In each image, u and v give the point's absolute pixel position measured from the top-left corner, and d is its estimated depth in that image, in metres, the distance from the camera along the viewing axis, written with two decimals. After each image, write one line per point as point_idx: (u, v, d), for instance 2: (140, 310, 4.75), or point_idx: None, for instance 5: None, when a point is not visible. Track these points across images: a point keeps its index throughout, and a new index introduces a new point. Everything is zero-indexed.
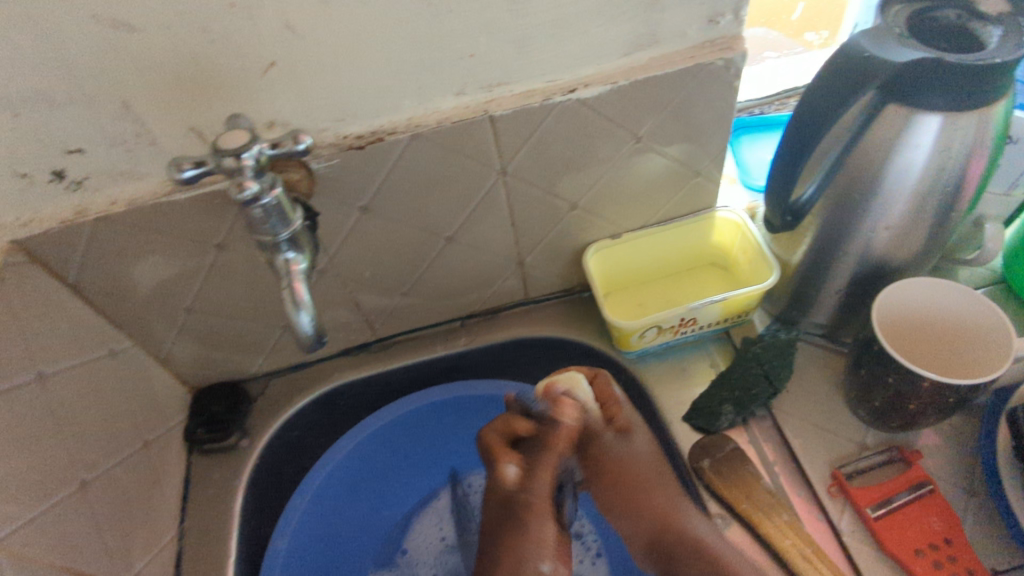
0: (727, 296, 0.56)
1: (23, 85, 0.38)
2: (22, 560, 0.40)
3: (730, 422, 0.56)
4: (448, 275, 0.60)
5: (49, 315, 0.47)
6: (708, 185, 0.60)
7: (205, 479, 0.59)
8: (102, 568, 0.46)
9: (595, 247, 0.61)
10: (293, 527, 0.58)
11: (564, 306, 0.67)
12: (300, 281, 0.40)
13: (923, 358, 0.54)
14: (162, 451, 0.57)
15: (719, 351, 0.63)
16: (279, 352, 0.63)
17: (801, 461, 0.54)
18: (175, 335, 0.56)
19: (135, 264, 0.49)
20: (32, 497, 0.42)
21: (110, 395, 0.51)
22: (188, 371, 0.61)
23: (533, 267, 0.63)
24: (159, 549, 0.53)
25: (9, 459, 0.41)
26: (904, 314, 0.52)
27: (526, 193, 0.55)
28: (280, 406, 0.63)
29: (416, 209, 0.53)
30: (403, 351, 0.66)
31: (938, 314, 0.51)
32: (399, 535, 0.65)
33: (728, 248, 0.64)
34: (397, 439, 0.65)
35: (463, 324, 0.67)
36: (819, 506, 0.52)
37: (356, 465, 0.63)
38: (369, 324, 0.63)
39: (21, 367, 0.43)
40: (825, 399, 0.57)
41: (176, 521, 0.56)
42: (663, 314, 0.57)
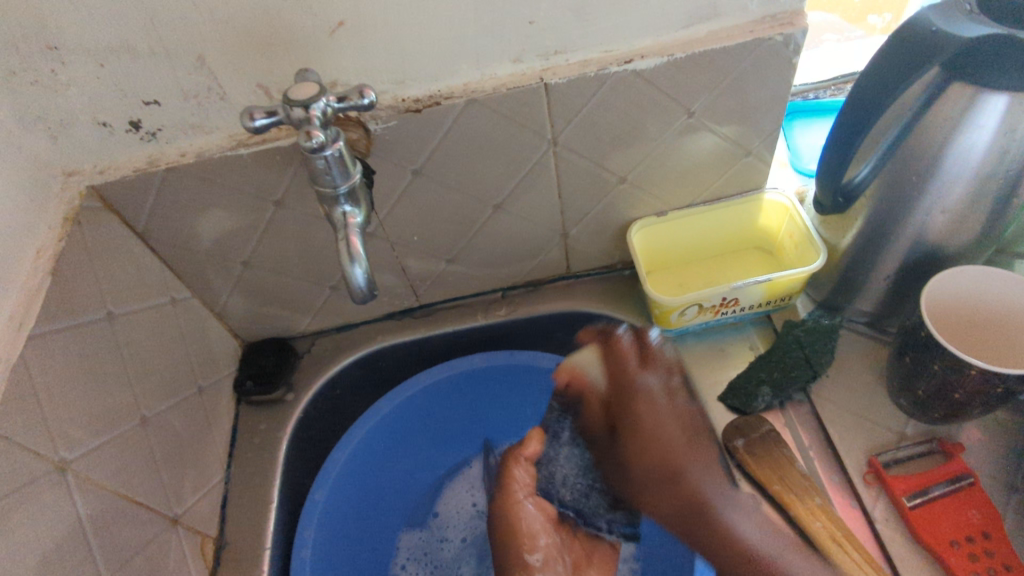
0: (771, 277, 0.56)
1: (109, 35, 0.40)
2: (87, 482, 0.43)
3: (766, 404, 0.56)
4: (493, 244, 0.61)
5: (118, 258, 0.49)
6: (759, 166, 0.59)
7: (251, 428, 0.62)
8: (157, 500, 0.49)
9: (640, 223, 0.62)
10: (331, 481, 0.60)
11: (605, 282, 0.68)
12: (355, 235, 0.42)
13: (974, 346, 0.53)
14: (214, 399, 0.60)
15: (759, 334, 0.62)
16: (326, 312, 0.65)
17: (838, 446, 0.53)
18: (231, 288, 0.59)
19: (198, 216, 0.52)
20: (99, 426, 0.45)
21: (169, 339, 0.54)
22: (240, 324, 0.63)
23: (576, 241, 0.63)
24: (207, 489, 0.56)
25: (81, 388, 0.44)
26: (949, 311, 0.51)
27: (575, 165, 0.55)
28: (324, 364, 0.65)
29: (467, 175, 0.54)
30: (445, 318, 0.67)
31: (991, 304, 0.50)
32: (430, 500, 0.68)
33: (775, 232, 0.64)
34: (434, 404, 0.66)
35: (505, 296, 0.68)
36: (854, 492, 0.51)
37: (394, 425, 0.65)
38: (414, 289, 0.64)
39: (93, 305, 0.46)
40: (866, 388, 0.56)
41: (224, 466, 0.59)
42: (705, 292, 0.57)
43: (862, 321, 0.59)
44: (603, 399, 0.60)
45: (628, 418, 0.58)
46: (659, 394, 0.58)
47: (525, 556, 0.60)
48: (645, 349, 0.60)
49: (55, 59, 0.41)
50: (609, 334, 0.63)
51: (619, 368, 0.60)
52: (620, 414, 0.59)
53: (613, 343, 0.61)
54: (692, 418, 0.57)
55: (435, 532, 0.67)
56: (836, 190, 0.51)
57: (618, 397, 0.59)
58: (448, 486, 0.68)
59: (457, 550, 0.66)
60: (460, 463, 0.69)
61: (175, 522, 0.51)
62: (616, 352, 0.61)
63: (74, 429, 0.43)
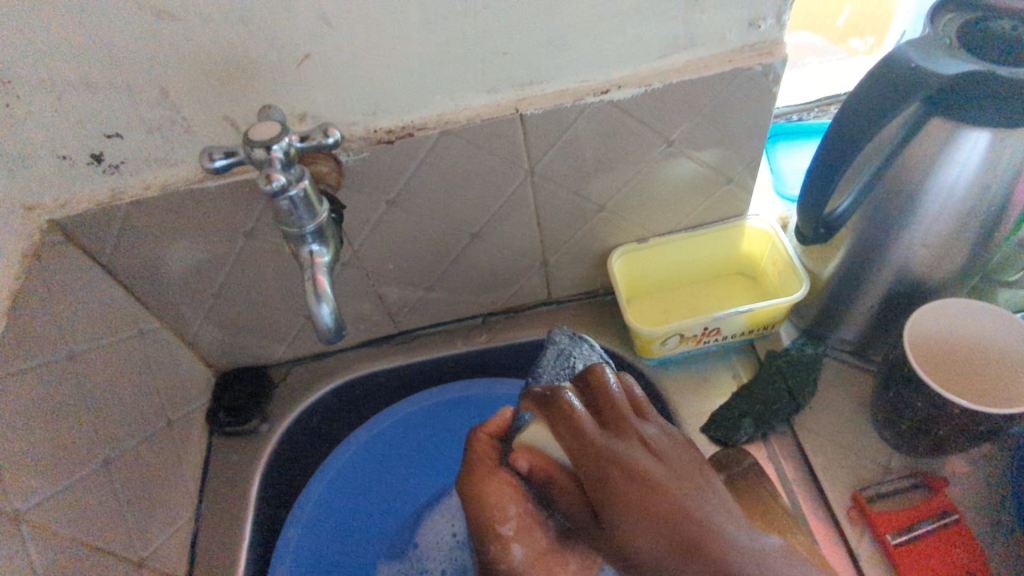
0: (752, 308, 0.55)
1: (67, 69, 0.39)
2: (44, 531, 0.41)
3: (749, 436, 0.55)
4: (472, 272, 0.60)
5: (81, 294, 0.48)
6: (740, 193, 0.59)
7: (224, 462, 0.60)
8: (120, 543, 0.48)
9: (621, 249, 0.61)
10: (307, 516, 0.59)
11: (586, 308, 0.67)
12: (322, 274, 0.40)
13: (940, 376, 0.52)
14: (185, 432, 0.58)
15: (742, 362, 0.61)
16: (301, 341, 0.63)
17: (822, 480, 0.52)
18: (203, 318, 0.57)
19: (166, 248, 0.50)
20: (59, 471, 0.43)
21: (135, 373, 0.52)
22: (214, 354, 0.62)
23: (557, 268, 0.62)
24: (176, 527, 0.54)
25: (39, 432, 0.42)
26: (921, 357, 0.51)
27: (553, 193, 0.54)
28: (301, 394, 0.64)
29: (443, 205, 0.53)
30: (424, 345, 0.66)
31: (957, 335, 0.50)
32: (413, 529, 0.63)
33: (758, 258, 0.63)
34: (413, 434, 0.65)
35: (485, 322, 0.67)
36: (839, 529, 0.50)
37: (371, 456, 0.63)
38: (391, 317, 0.63)
39: (55, 343, 0.45)
40: (851, 418, 0.55)
41: (195, 501, 0.57)
42: (686, 322, 0.56)
43: (846, 349, 0.59)
44: (568, 467, 0.36)
45: (600, 501, 0.33)
46: (643, 459, 0.33)
47: None
48: (630, 398, 0.39)
49: (10, 94, 0.39)
50: (551, 395, 0.40)
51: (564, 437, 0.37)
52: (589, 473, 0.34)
53: (554, 407, 0.39)
54: (688, 460, 0.34)
55: (415, 564, 0.61)
56: (820, 226, 0.51)
57: (582, 463, 0.35)
58: (427, 517, 0.63)
59: None
60: (441, 491, 0.65)
61: (140, 564, 0.49)
62: (559, 408, 0.38)
63: (27, 479, 0.41)
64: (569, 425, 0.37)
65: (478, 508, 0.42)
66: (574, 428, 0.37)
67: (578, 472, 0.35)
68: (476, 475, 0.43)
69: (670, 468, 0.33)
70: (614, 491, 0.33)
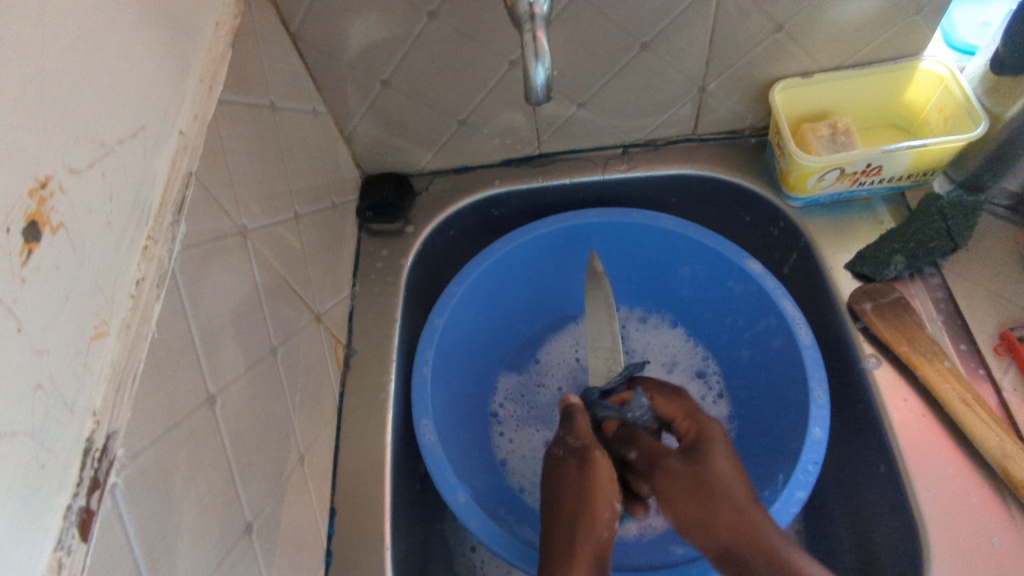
0: (924, 144, 0.54)
1: None
2: (261, 258, 0.45)
3: (897, 272, 0.56)
4: (628, 91, 0.60)
5: (277, 53, 0.49)
6: (924, 28, 0.55)
7: (375, 254, 0.65)
8: (303, 292, 0.51)
9: (784, 83, 0.59)
10: (449, 309, 0.61)
11: (728, 149, 0.66)
12: (541, 30, 0.41)
13: None
14: (344, 219, 0.62)
15: (889, 211, 0.61)
16: (448, 151, 0.65)
17: (967, 319, 0.54)
18: (366, 110, 0.59)
19: (352, 21, 0.51)
20: (266, 210, 0.46)
21: (311, 146, 0.55)
22: (365, 153, 0.64)
23: (712, 97, 0.61)
24: (340, 297, 0.59)
25: (253, 166, 0.44)
26: None
27: (735, 4, 0.52)
28: (442, 203, 0.67)
29: (625, 5, 0.51)
30: (562, 170, 0.67)
31: None
32: (534, 349, 0.72)
33: (920, 107, 0.61)
34: (543, 252, 0.66)
35: (625, 153, 0.67)
36: (983, 361, 0.52)
37: (506, 266, 0.65)
38: (538, 136, 0.64)
39: (259, 91, 0.46)
40: (1003, 266, 0.56)
41: (350, 284, 0.62)
42: (851, 155, 0.55)
43: (1003, 203, 0.58)
44: (644, 445, 0.50)
45: (664, 490, 0.46)
46: (672, 460, 0.47)
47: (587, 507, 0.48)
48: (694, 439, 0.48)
49: None
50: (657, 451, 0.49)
51: (693, 418, 0.51)
52: (667, 485, 0.46)
53: (654, 463, 0.48)
54: (737, 471, 0.45)
55: (534, 377, 0.71)
56: (1010, 61, 0.52)
57: (663, 476, 0.46)
58: (550, 339, 0.72)
59: (554, 397, 0.70)
60: (562, 320, 0.73)
61: (318, 318, 0.54)
62: (711, 422, 0.50)
63: (251, 207, 0.44)
64: (662, 469, 0.47)
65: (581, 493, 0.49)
66: (688, 481, 0.45)
67: (672, 463, 0.47)
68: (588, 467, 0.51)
69: (717, 481, 0.44)
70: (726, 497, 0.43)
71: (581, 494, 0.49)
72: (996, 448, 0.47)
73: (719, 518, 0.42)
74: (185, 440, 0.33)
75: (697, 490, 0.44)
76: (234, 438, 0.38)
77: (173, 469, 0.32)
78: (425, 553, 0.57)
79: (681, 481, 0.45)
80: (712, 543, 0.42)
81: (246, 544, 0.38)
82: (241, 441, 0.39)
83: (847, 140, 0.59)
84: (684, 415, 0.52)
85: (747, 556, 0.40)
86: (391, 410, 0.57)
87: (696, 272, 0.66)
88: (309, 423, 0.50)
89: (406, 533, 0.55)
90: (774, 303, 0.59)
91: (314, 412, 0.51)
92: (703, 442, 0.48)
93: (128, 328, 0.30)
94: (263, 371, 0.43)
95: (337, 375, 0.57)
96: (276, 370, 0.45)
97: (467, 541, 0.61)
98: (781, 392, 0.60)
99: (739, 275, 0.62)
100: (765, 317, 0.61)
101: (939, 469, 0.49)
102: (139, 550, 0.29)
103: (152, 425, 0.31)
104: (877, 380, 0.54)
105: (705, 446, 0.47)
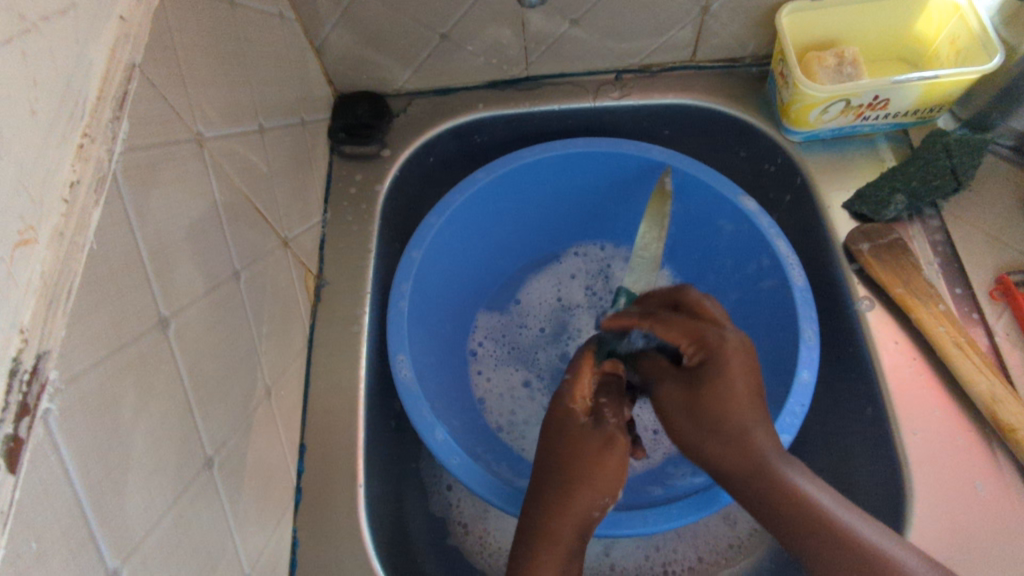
0: (936, 75, 0.51)
1: None
2: (221, 172, 0.40)
3: (897, 213, 0.54)
4: (627, 8, 0.55)
5: None
6: None
7: (348, 179, 0.60)
8: (270, 215, 0.47)
9: (792, 6, 0.55)
10: (428, 241, 0.58)
11: (728, 78, 0.62)
12: None
13: None
14: (315, 139, 0.57)
15: (891, 148, 0.59)
16: (429, 69, 0.60)
17: (964, 264, 0.52)
18: (338, 18, 0.54)
19: None
20: (226, 120, 0.41)
21: (277, 54, 0.49)
22: (337, 67, 0.58)
23: (715, 20, 0.57)
24: (310, 224, 0.55)
25: (209, 68, 0.39)
26: None
27: None
28: (422, 127, 0.62)
29: None
30: (551, 95, 0.63)
31: None
32: (515, 287, 0.70)
33: (930, 40, 0.57)
34: (527, 184, 0.62)
35: (618, 79, 0.63)
36: (977, 306, 0.51)
37: (489, 198, 0.61)
38: (526, 55, 0.59)
39: None
40: (1004, 209, 0.54)
41: (321, 211, 0.58)
42: (858, 87, 0.52)
43: (1007, 143, 0.55)
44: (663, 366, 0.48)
45: (671, 417, 0.45)
46: (676, 383, 0.45)
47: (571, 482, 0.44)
48: (686, 339, 0.44)
49: None
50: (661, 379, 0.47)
51: (698, 339, 0.44)
52: (680, 424, 0.44)
53: (665, 399, 0.46)
54: (734, 392, 0.42)
55: (514, 317, 0.68)
56: None
57: (669, 409, 0.45)
58: (531, 278, 0.70)
59: (535, 337, 0.67)
60: (544, 258, 0.70)
61: (286, 245, 0.50)
62: (713, 341, 0.43)
63: (208, 114, 0.39)
64: (660, 395, 0.46)
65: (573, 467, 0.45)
66: (682, 403, 0.44)
67: (672, 389, 0.45)
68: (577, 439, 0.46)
69: (709, 404, 0.42)
70: (721, 408, 0.42)
71: (591, 473, 0.44)
72: (986, 392, 0.46)
73: (718, 444, 0.42)
74: (133, 365, 0.30)
75: (689, 428, 0.43)
76: (192, 368, 0.35)
77: (119, 397, 0.29)
78: (400, 492, 0.55)
79: (685, 412, 0.44)
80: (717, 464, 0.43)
81: (207, 479, 0.36)
82: (200, 371, 0.36)
83: (853, 71, 0.55)
84: (685, 337, 0.44)
85: (744, 481, 0.41)
86: (365, 344, 0.55)
87: (688, 209, 0.63)
88: (277, 356, 0.47)
89: (380, 471, 0.53)
90: (766, 241, 0.56)
91: (282, 344, 0.48)
92: (711, 367, 0.42)
93: (61, 237, 0.26)
94: (225, 296, 0.39)
95: (307, 307, 0.53)
96: (240, 296, 0.41)
97: (443, 481, 0.60)
98: (770, 332, 0.58)
99: (732, 213, 0.59)
100: (756, 257, 0.58)
101: (927, 414, 0.48)
102: (81, 483, 0.26)
103: (94, 345, 0.28)
104: (870, 322, 0.53)
105: (713, 366, 0.42)
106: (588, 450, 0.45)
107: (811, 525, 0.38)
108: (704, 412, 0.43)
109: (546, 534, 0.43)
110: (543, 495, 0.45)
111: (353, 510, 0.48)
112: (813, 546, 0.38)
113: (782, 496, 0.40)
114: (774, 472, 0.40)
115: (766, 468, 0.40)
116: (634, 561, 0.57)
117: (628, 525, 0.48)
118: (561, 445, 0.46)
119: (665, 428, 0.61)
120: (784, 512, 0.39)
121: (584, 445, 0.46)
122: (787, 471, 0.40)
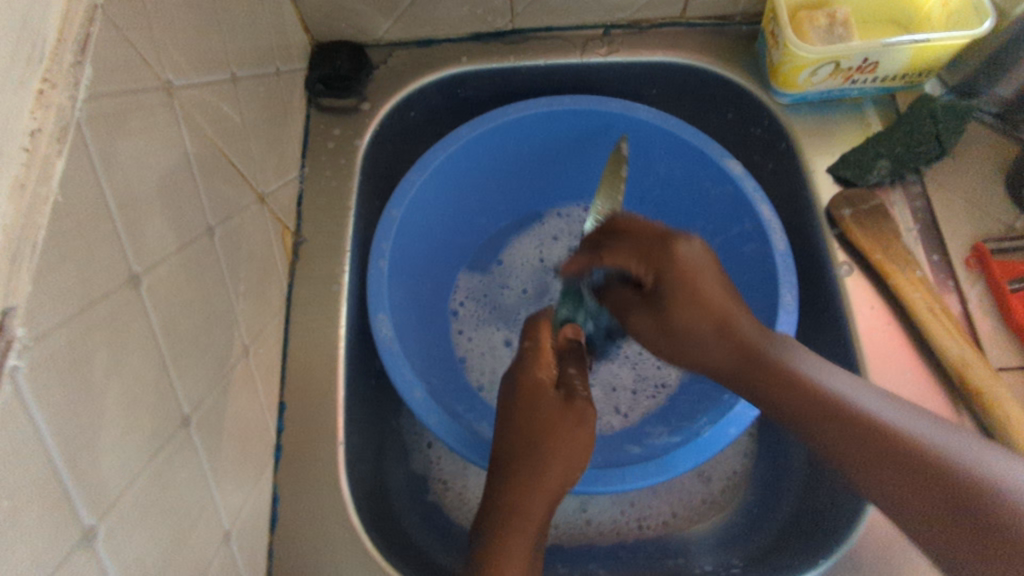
0: (927, 38, 0.50)
1: None
2: (192, 123, 0.38)
3: (880, 178, 0.54)
4: None
5: None
6: None
7: (326, 133, 0.59)
8: (245, 169, 0.46)
9: None
10: (409, 198, 0.56)
11: (718, 36, 0.61)
12: None
13: None
14: (291, 90, 0.55)
15: (877, 113, 0.58)
16: (410, 19, 0.58)
17: (942, 232, 0.53)
18: None
19: None
20: (196, 67, 0.39)
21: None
22: (314, 14, 0.56)
23: None
24: (287, 179, 0.54)
25: (176, 10, 0.37)
26: None
27: None
28: (402, 80, 0.60)
29: None
30: (537, 50, 0.61)
31: None
32: (497, 248, 0.69)
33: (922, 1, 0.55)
34: (511, 141, 0.61)
35: (607, 35, 0.61)
36: (951, 273, 0.52)
37: (472, 155, 0.60)
38: (512, 6, 0.57)
39: None
40: (985, 178, 0.54)
41: (299, 165, 0.56)
42: (849, 47, 0.51)
43: (991, 112, 0.55)
44: (618, 300, 0.50)
45: (643, 334, 0.48)
46: (635, 301, 0.48)
47: (535, 454, 0.44)
48: (650, 262, 0.45)
49: None
50: (619, 304, 0.50)
51: (655, 261, 0.45)
52: (663, 330, 0.45)
53: (635, 322, 0.48)
54: (710, 279, 0.44)
55: (497, 278, 0.68)
56: None
57: (639, 324, 0.48)
58: (514, 239, 0.69)
59: (518, 299, 0.67)
60: (527, 219, 0.70)
61: (262, 200, 0.48)
62: (668, 254, 0.44)
63: (176, 59, 0.37)
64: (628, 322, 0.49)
65: (541, 438, 0.45)
66: (653, 326, 0.46)
67: (635, 306, 0.48)
68: (547, 414, 0.46)
69: (679, 300, 0.44)
70: (691, 299, 0.43)
71: (564, 440, 0.45)
72: (956, 356, 0.47)
73: (702, 335, 0.43)
74: (104, 322, 0.29)
75: (670, 332, 0.45)
76: (167, 326, 0.34)
77: (90, 354, 0.28)
78: (380, 448, 0.55)
79: (659, 309, 0.45)
80: (728, 364, 0.43)
81: (184, 436, 0.35)
82: (175, 329, 0.35)
83: (844, 33, 0.54)
84: (636, 257, 0.46)
85: (759, 379, 0.41)
86: (345, 303, 0.54)
87: (673, 172, 0.62)
88: (254, 314, 0.46)
89: (360, 431, 0.53)
90: (750, 204, 0.56)
91: (259, 301, 0.47)
92: (669, 277, 0.44)
93: (21, 189, 0.24)
94: (198, 252, 0.38)
95: (285, 264, 0.52)
96: (215, 252, 0.40)
97: (423, 438, 0.60)
98: (749, 296, 0.59)
99: (717, 175, 0.58)
100: (739, 221, 0.58)
101: (899, 375, 0.50)
102: (53, 440, 0.26)
103: (63, 302, 0.27)
104: (847, 288, 0.53)
105: (670, 279, 0.44)
106: (557, 417, 0.46)
107: (872, 439, 0.36)
108: (676, 315, 0.44)
109: (518, 509, 0.43)
110: (512, 470, 0.45)
111: (334, 467, 0.49)
112: (867, 447, 0.36)
113: (798, 389, 0.39)
114: (774, 365, 0.41)
115: (756, 354, 0.42)
116: (610, 517, 0.59)
117: (603, 481, 0.49)
118: (528, 417, 0.46)
119: (644, 389, 0.62)
120: (826, 420, 0.38)
121: (553, 415, 0.46)
122: (786, 361, 0.41)
